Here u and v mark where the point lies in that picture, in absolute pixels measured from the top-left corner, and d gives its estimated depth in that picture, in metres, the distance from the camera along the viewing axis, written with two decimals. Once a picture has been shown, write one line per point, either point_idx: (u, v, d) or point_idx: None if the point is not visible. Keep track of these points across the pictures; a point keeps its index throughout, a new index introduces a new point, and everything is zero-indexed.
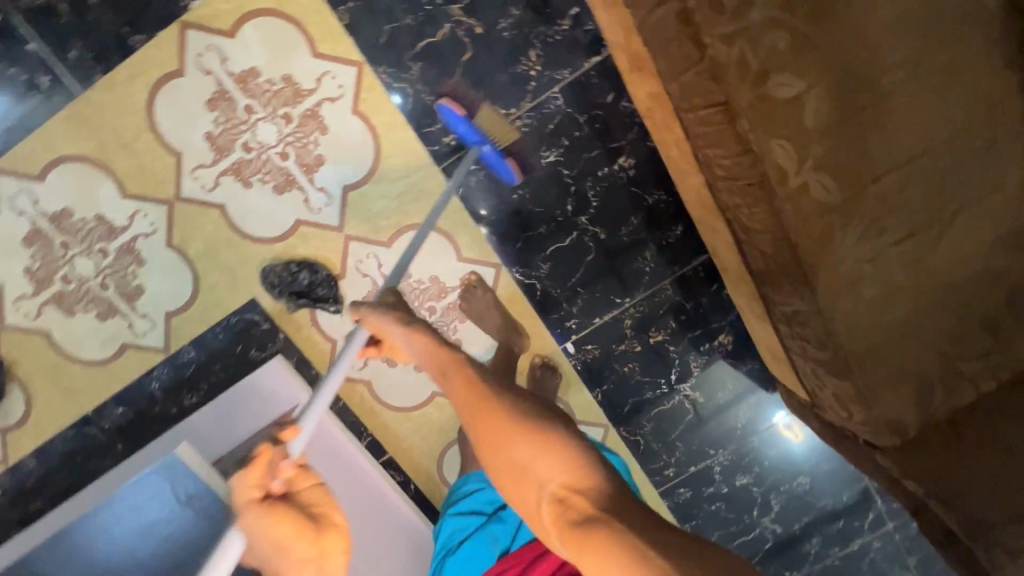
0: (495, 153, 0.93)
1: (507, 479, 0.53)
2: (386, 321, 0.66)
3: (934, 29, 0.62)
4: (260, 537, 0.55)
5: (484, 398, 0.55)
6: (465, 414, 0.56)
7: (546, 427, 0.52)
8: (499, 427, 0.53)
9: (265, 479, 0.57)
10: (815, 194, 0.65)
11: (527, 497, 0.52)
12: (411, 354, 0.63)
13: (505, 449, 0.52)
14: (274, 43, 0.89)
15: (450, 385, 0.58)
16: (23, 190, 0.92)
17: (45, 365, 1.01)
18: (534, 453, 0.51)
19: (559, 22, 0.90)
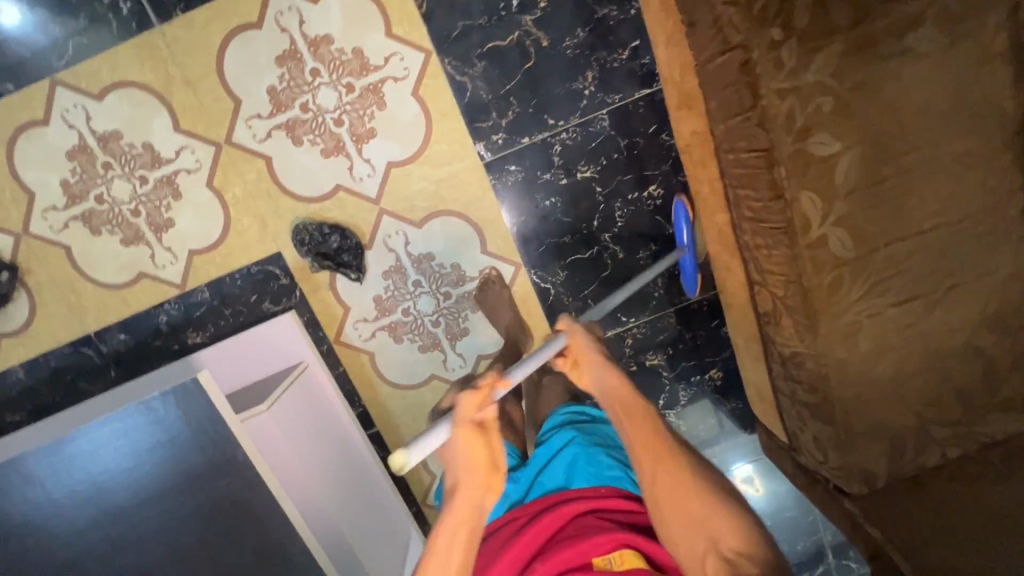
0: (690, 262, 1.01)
1: (678, 524, 0.63)
2: (594, 348, 0.75)
3: (967, 118, 0.68)
4: (461, 443, 0.61)
5: (671, 454, 0.67)
6: (647, 458, 0.67)
7: (718, 495, 0.64)
8: (677, 482, 0.65)
9: (481, 405, 0.62)
10: (832, 247, 0.71)
11: (689, 549, 0.62)
12: (599, 389, 0.73)
13: (683, 503, 0.63)
14: (352, 16, 0.93)
15: (635, 430, 0.69)
16: (79, 105, 0.94)
17: (58, 278, 1.01)
18: (706, 512, 0.63)
19: (620, 51, 0.96)
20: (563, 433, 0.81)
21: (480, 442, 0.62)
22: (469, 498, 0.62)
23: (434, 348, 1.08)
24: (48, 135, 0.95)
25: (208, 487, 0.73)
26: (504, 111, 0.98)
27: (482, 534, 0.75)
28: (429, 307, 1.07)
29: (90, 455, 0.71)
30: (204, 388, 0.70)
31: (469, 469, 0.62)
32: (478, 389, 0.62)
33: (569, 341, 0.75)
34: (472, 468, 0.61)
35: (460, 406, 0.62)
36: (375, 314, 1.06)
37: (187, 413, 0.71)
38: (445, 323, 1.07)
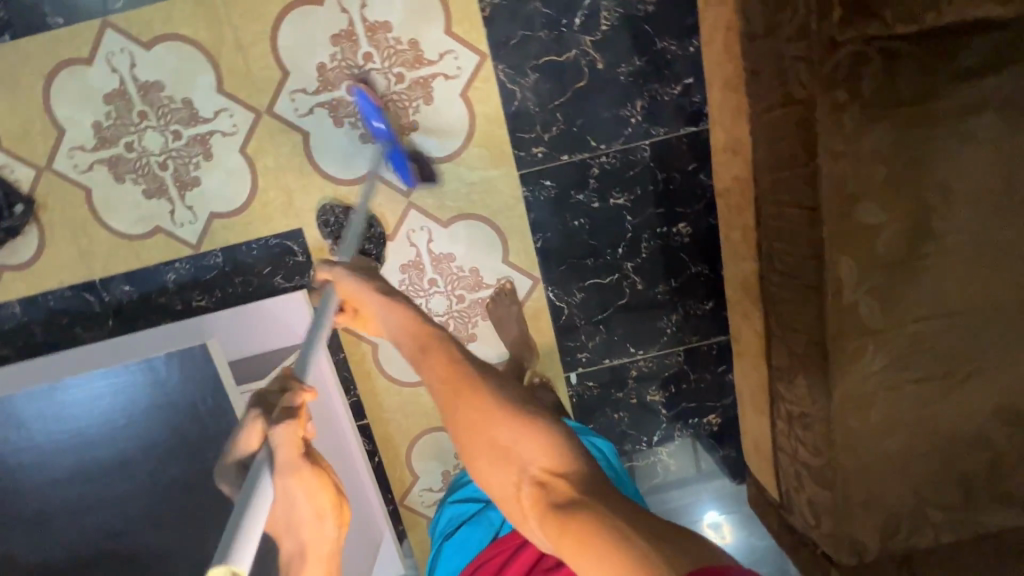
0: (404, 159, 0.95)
1: (488, 459, 0.58)
2: (364, 288, 0.69)
3: (1012, 210, 0.68)
4: (300, 495, 0.47)
5: (469, 384, 0.61)
6: (446, 392, 0.60)
7: (527, 415, 0.59)
8: (486, 414, 0.59)
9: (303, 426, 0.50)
10: (861, 315, 0.71)
11: (508, 482, 0.57)
12: (387, 329, 0.68)
13: (487, 431, 0.58)
14: (414, 8, 0.92)
15: (430, 369, 0.62)
16: (125, 51, 0.93)
17: (73, 220, 0.99)
18: (517, 438, 0.57)
19: (673, 86, 0.96)
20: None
21: (318, 477, 0.49)
22: (321, 548, 0.47)
23: None
24: (90, 75, 0.93)
25: (199, 458, 0.73)
26: (549, 126, 0.98)
27: (470, 566, 0.79)
28: (441, 308, 1.06)
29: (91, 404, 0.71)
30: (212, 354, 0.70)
31: (311, 514, 0.48)
32: (294, 416, 0.49)
33: (337, 289, 0.71)
34: (313, 517, 0.48)
35: (275, 448, 0.47)
36: None
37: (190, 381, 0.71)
38: (453, 326, 1.06)
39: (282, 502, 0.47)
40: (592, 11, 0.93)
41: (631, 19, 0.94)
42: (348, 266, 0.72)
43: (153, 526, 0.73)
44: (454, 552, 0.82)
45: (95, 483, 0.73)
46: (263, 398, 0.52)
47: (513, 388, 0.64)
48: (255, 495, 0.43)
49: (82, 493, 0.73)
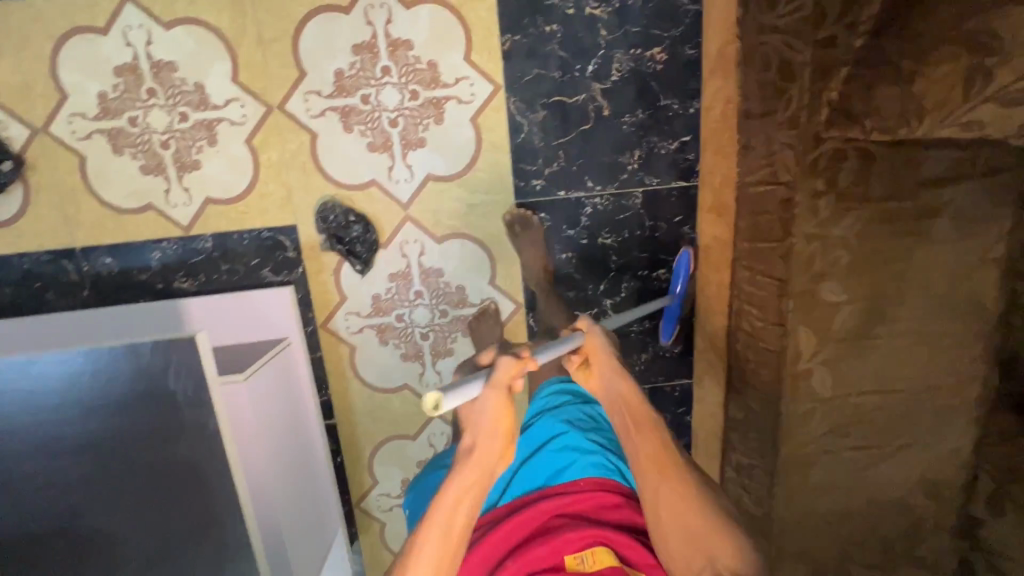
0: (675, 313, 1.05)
1: (676, 541, 0.66)
2: (607, 346, 0.75)
3: (955, 305, 0.75)
4: (487, 407, 0.60)
5: (678, 469, 0.69)
6: (651, 467, 0.69)
7: (722, 515, 0.66)
8: (683, 502, 0.67)
9: (514, 375, 0.59)
10: (813, 382, 0.77)
11: (686, 563, 0.66)
12: (608, 392, 0.75)
13: (683, 520, 0.66)
14: (438, 32, 0.95)
15: (641, 443, 0.71)
16: (143, 27, 0.93)
17: (61, 185, 0.98)
18: (709, 533, 0.65)
19: (670, 141, 1.02)
20: (545, 422, 0.88)
21: (506, 409, 0.61)
22: (487, 458, 0.63)
23: (415, 359, 1.09)
24: (102, 45, 0.93)
25: (154, 453, 0.70)
26: (550, 162, 1.02)
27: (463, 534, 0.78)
28: (424, 319, 1.08)
29: (57, 379, 0.68)
30: (201, 347, 0.68)
31: (490, 430, 0.62)
32: (517, 358, 0.59)
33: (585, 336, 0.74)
34: (489, 433, 0.62)
35: (495, 371, 0.58)
36: (369, 311, 1.07)
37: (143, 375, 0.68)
38: (433, 339, 1.09)
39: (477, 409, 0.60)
40: (605, 60, 0.98)
41: (641, 73, 0.99)
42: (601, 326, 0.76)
43: (112, 509, 0.72)
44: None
45: (53, 461, 0.70)
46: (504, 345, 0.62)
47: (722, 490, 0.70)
48: (468, 385, 0.55)
49: (38, 467, 0.70)
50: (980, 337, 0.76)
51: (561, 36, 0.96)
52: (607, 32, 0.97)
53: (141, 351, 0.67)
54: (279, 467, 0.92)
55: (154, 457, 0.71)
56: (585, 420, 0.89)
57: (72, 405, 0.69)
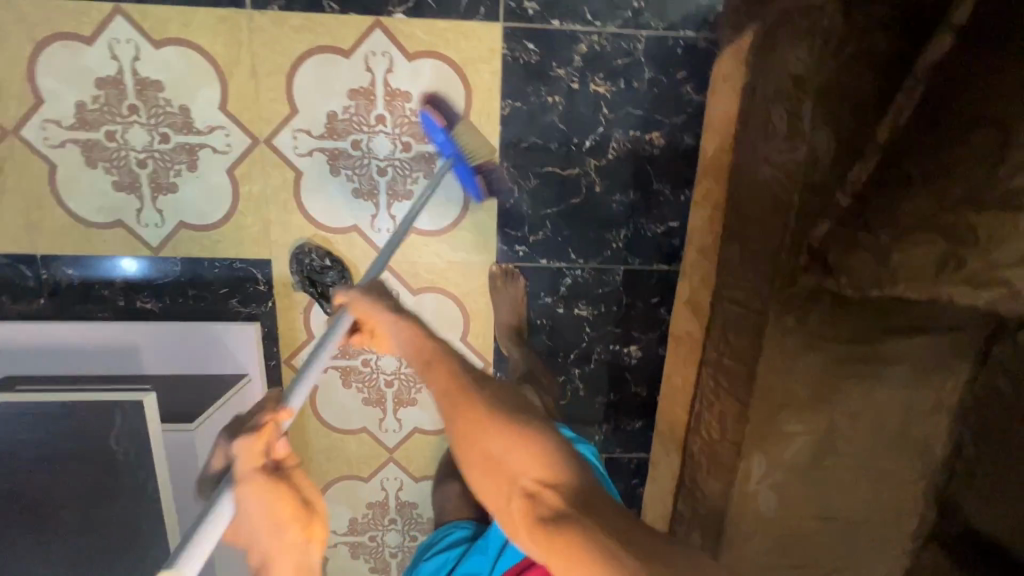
0: (467, 168, 0.94)
1: (478, 468, 0.56)
2: (375, 307, 0.66)
3: (905, 447, 0.77)
4: (254, 509, 0.45)
5: (467, 392, 0.58)
6: (445, 402, 0.58)
7: (511, 421, 0.56)
8: (479, 428, 0.56)
9: (272, 443, 0.48)
10: (761, 504, 0.79)
11: (498, 491, 0.55)
12: (397, 346, 0.64)
13: (481, 445, 0.55)
14: (438, 88, 0.94)
15: (434, 380, 0.59)
16: (131, 42, 0.89)
17: (28, 189, 0.94)
18: (505, 451, 0.54)
19: (657, 225, 1.02)
20: None
21: (276, 492, 0.45)
22: (282, 561, 0.46)
23: (377, 405, 1.08)
24: (86, 55, 0.89)
25: (87, 507, 0.70)
26: (536, 229, 1.01)
27: None
28: (391, 367, 1.07)
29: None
30: (147, 410, 0.67)
31: (265, 536, 0.45)
32: (261, 428, 0.47)
33: (352, 311, 0.68)
34: (272, 529, 0.45)
35: (234, 466, 0.46)
36: (336, 352, 1.05)
37: (85, 431, 0.68)
38: (397, 387, 1.08)
39: (245, 517, 0.45)
40: (603, 137, 0.97)
41: (638, 155, 0.98)
42: (358, 286, 0.70)
43: (36, 560, 0.70)
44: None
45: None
46: (243, 419, 0.50)
47: (522, 404, 0.60)
48: (215, 508, 0.44)
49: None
50: (921, 476, 0.79)
51: (561, 108, 0.95)
52: (609, 110, 0.96)
53: (88, 408, 0.67)
54: None
55: (88, 512, 0.70)
56: None
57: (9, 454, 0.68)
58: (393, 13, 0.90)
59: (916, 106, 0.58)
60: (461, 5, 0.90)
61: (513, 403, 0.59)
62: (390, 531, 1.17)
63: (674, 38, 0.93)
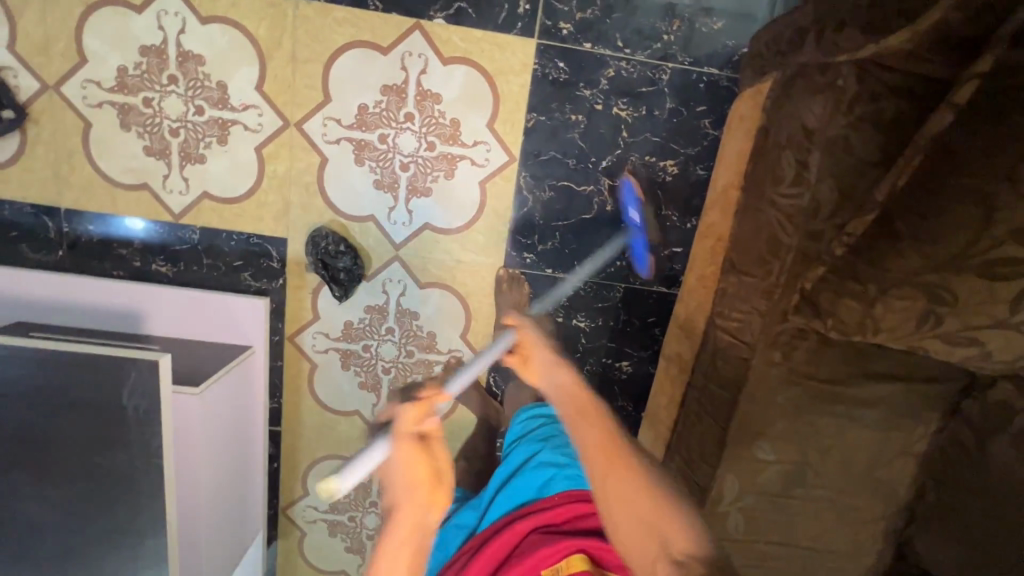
0: (643, 243, 0.98)
1: (624, 528, 0.57)
2: (541, 342, 0.73)
3: (870, 486, 0.81)
4: (398, 466, 0.51)
5: (624, 454, 0.59)
6: (598, 458, 0.59)
7: (664, 489, 0.57)
8: (628, 487, 0.57)
9: (423, 416, 0.53)
10: (728, 525, 0.83)
11: (641, 554, 0.55)
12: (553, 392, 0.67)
13: (631, 505, 0.56)
14: (468, 93, 0.97)
15: (587, 430, 0.61)
16: (179, 15, 0.92)
17: (60, 144, 0.97)
18: (654, 516, 0.55)
19: (661, 248, 1.06)
20: (523, 447, 0.84)
21: (416, 452, 0.51)
22: (410, 512, 0.51)
23: (372, 390, 1.12)
24: (133, 22, 0.92)
25: (89, 458, 0.72)
26: (545, 239, 1.05)
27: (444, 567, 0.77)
28: (389, 355, 1.10)
29: (11, 370, 0.70)
30: (161, 369, 0.70)
31: (405, 488, 0.51)
32: (418, 399, 0.52)
33: (517, 334, 0.74)
34: (407, 485, 0.51)
35: (393, 421, 0.52)
36: (338, 334, 1.09)
37: (97, 384, 0.71)
38: (394, 375, 1.11)
39: (389, 466, 0.51)
40: (620, 159, 1.01)
41: (650, 180, 1.02)
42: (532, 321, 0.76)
43: (33, 502, 0.73)
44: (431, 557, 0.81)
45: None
46: (408, 387, 0.56)
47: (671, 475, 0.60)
48: (368, 447, 0.51)
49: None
50: (884, 515, 0.83)
51: (583, 127, 0.99)
52: (628, 134, 1.00)
53: (103, 362, 0.70)
54: (210, 470, 0.94)
55: (88, 463, 0.73)
56: (561, 437, 0.84)
57: (21, 397, 0.70)
58: (433, 18, 0.94)
59: (913, 171, 0.59)
60: (500, 17, 0.94)
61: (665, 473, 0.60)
62: (369, 514, 1.20)
63: (698, 73, 0.98)
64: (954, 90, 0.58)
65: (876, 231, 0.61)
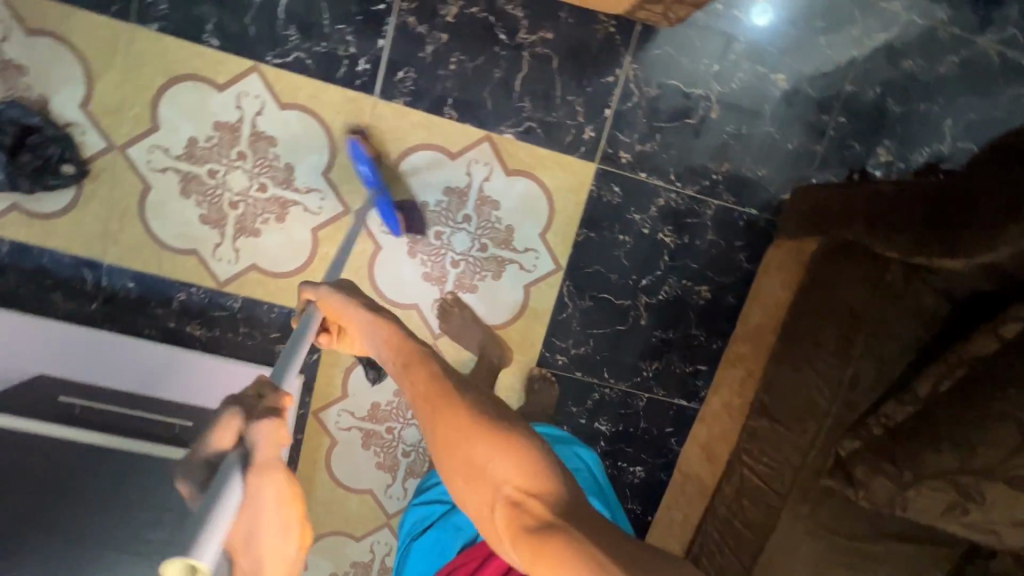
0: (387, 204, 0.96)
1: (458, 474, 0.50)
2: (348, 306, 0.66)
3: None
4: (268, 499, 0.45)
5: (444, 395, 0.53)
6: (423, 405, 0.53)
7: (500, 429, 0.50)
8: (459, 432, 0.50)
9: (284, 437, 0.48)
10: None
11: (480, 502, 0.49)
12: (372, 346, 0.64)
13: (460, 447, 0.50)
14: (526, 204, 1.02)
15: (410, 383, 0.56)
16: (259, 98, 0.95)
17: (116, 202, 0.97)
18: (489, 456, 0.49)
19: (687, 364, 1.10)
20: None
21: (290, 483, 0.47)
22: (276, 559, 0.45)
23: (389, 470, 1.12)
24: (213, 99, 0.94)
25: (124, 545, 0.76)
26: (579, 343, 1.09)
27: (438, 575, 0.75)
28: (412, 438, 1.11)
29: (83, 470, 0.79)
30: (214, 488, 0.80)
31: (279, 530, 0.45)
32: (280, 419, 0.48)
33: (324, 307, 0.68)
34: (279, 525, 0.45)
35: (255, 451, 0.46)
36: (364, 414, 1.09)
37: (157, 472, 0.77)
38: (412, 458, 1.12)
39: (252, 509, 0.45)
40: (658, 280, 1.07)
41: (684, 300, 1.08)
42: (333, 286, 0.69)
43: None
44: (421, 557, 0.79)
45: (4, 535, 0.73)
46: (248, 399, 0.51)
47: (504, 404, 0.54)
48: (226, 488, 0.42)
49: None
50: None
51: (628, 246, 1.05)
52: (668, 257, 1.06)
53: None
54: None
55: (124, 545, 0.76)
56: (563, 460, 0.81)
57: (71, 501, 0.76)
58: (503, 132, 0.99)
59: (957, 379, 0.67)
60: (565, 140, 1.00)
61: (490, 399, 0.54)
62: None
63: (739, 212, 1.05)
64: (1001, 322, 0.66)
65: (917, 420, 0.69)
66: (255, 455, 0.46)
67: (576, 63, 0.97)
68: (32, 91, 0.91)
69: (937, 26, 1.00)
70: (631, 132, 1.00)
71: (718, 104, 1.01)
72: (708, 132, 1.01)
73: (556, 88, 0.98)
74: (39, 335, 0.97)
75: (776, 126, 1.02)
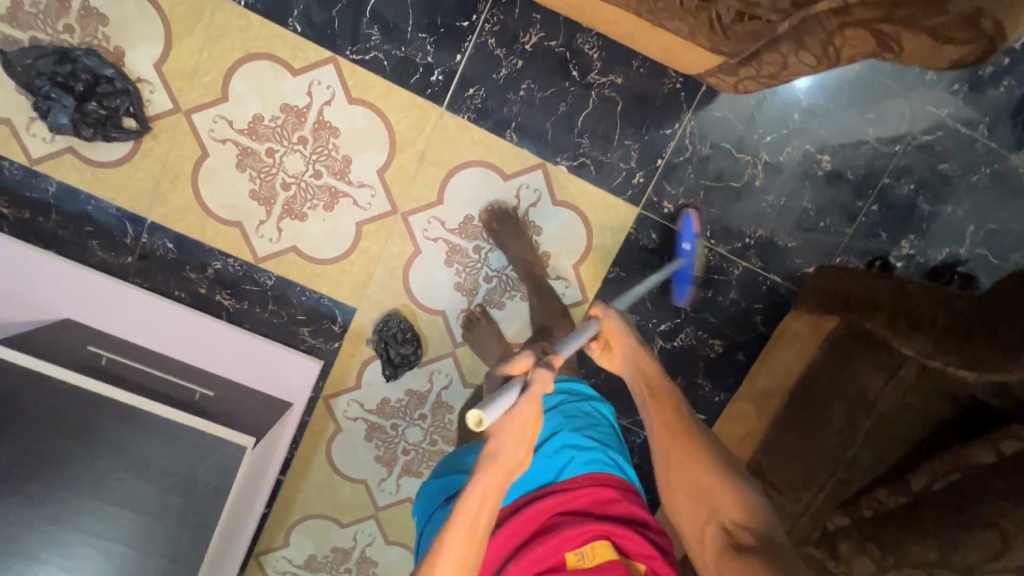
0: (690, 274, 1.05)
1: (682, 490, 0.65)
2: (628, 330, 0.73)
3: None
4: (525, 413, 0.56)
5: (688, 431, 0.68)
6: (662, 430, 0.68)
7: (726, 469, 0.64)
8: (692, 460, 0.65)
9: (552, 373, 0.58)
10: None
11: (696, 517, 0.64)
12: (621, 369, 0.75)
13: (690, 468, 0.65)
14: (566, 235, 1.05)
15: (652, 411, 0.70)
16: (330, 88, 0.97)
17: (170, 162, 0.98)
18: (714, 486, 0.63)
19: (690, 413, 1.13)
20: (540, 426, 0.77)
21: (538, 411, 0.58)
22: (507, 455, 0.58)
23: (386, 465, 1.14)
24: (285, 82, 0.96)
25: (142, 511, 0.76)
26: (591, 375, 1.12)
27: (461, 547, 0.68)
28: (414, 438, 1.13)
29: (102, 425, 0.75)
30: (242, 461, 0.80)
31: (515, 438, 0.57)
32: (550, 368, 0.58)
33: (602, 323, 0.73)
34: (520, 430, 0.57)
35: (533, 380, 0.56)
36: (372, 408, 1.11)
37: (183, 447, 0.78)
38: (411, 457, 1.13)
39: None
40: (677, 326, 1.11)
41: (698, 351, 1.11)
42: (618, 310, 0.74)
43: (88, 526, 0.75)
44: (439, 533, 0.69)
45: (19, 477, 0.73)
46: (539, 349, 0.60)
47: (729, 455, 0.68)
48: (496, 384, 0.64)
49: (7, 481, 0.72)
50: None
51: (655, 291, 1.09)
52: (690, 308, 1.10)
53: (197, 434, 0.79)
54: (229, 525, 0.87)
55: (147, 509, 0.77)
56: (580, 416, 0.80)
57: (93, 455, 0.75)
58: (558, 163, 1.02)
59: (950, 482, 0.71)
60: (615, 181, 1.04)
61: (719, 446, 0.68)
62: None
63: (764, 277, 1.09)
64: (1002, 436, 0.69)
65: (904, 512, 0.73)
66: (534, 377, 0.56)
67: (639, 111, 1.01)
68: (110, 43, 0.92)
69: (978, 138, 1.05)
70: (678, 185, 1.05)
71: (764, 173, 1.05)
72: (750, 197, 1.06)
73: (616, 131, 1.01)
74: (65, 280, 0.96)
75: (813, 202, 1.07)
